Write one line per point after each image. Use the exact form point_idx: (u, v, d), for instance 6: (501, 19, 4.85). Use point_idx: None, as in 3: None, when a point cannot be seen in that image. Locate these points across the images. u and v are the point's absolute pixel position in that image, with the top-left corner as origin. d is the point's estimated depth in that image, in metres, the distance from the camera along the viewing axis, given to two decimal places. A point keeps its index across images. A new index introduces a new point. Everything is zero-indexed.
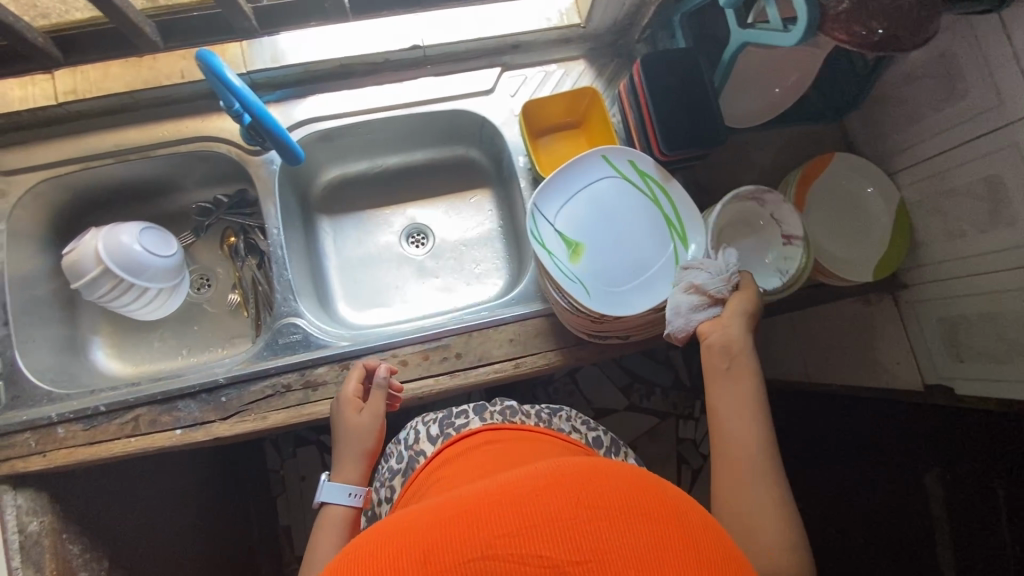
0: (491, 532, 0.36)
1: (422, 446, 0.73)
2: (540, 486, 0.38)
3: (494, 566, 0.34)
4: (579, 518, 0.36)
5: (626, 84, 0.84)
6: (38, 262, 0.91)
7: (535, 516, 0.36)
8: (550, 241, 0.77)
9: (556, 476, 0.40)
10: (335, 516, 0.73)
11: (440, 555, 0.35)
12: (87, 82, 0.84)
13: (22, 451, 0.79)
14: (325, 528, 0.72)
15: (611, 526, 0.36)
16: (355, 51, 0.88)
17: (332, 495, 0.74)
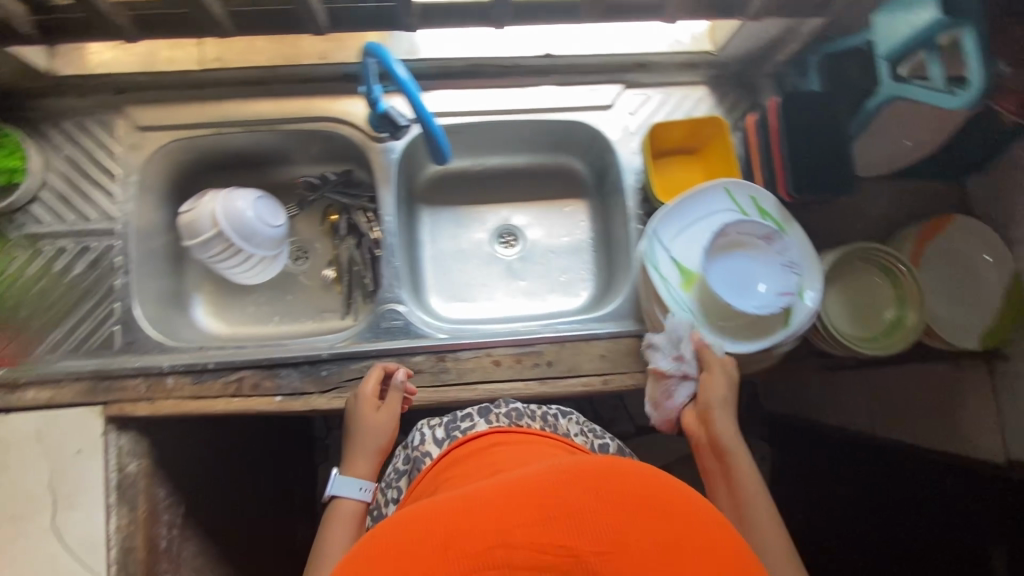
0: (513, 526, 0.40)
1: (428, 446, 0.76)
2: (556, 484, 0.43)
3: (517, 557, 0.39)
4: (592, 512, 0.41)
5: (756, 118, 0.84)
6: (157, 216, 0.95)
7: (549, 510, 0.41)
8: (664, 267, 0.78)
9: (568, 473, 0.44)
10: (347, 511, 0.77)
11: (468, 543, 0.40)
12: (233, 51, 0.87)
13: (133, 395, 0.83)
14: (336, 522, 0.77)
15: (617, 521, 0.40)
16: (489, 52, 0.90)
17: (343, 488, 0.78)
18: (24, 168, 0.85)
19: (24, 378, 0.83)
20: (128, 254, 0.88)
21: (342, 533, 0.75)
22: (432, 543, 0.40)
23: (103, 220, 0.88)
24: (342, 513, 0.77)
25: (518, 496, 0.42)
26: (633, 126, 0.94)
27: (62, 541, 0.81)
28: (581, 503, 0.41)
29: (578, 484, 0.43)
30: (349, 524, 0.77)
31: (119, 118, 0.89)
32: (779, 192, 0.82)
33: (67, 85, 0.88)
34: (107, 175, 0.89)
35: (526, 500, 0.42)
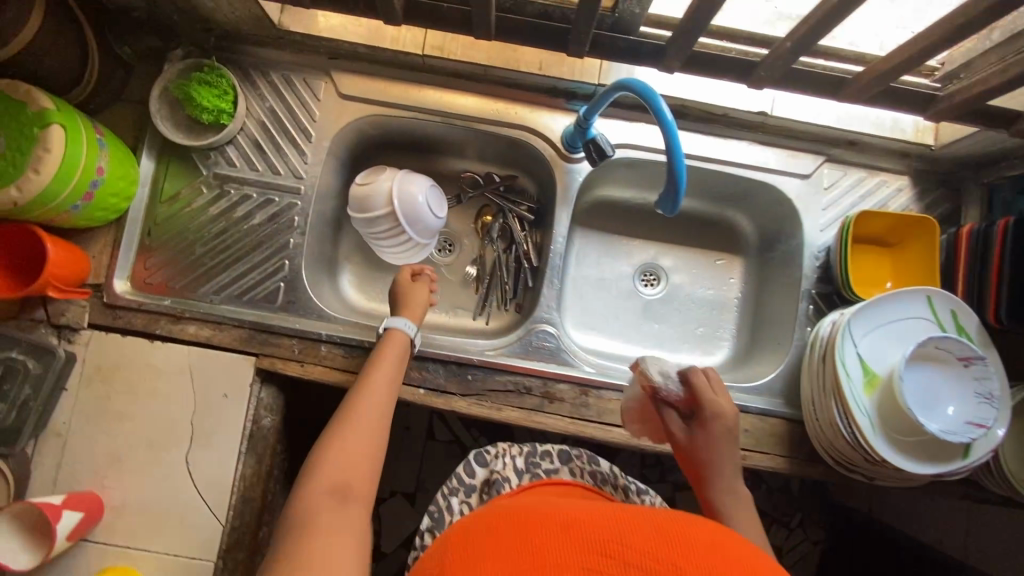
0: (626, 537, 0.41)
1: (508, 472, 0.78)
2: (673, 526, 0.43)
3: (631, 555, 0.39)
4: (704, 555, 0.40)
5: (975, 230, 0.79)
6: (332, 180, 0.96)
7: (662, 539, 0.41)
8: (849, 364, 0.75)
9: (681, 522, 0.44)
10: (397, 340, 0.79)
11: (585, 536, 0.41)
12: (456, 43, 0.87)
13: (285, 353, 0.85)
14: (387, 349, 0.78)
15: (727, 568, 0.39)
16: (703, 97, 0.88)
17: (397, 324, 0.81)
18: (232, 111, 0.87)
19: (188, 313, 0.85)
20: (307, 216, 0.89)
21: (382, 371, 0.74)
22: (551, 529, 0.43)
23: (290, 178, 0.89)
24: (392, 347, 0.78)
25: (626, 521, 0.43)
26: (824, 202, 0.91)
27: (191, 477, 0.83)
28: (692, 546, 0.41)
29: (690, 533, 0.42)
30: (396, 356, 0.77)
31: (325, 80, 0.90)
32: (985, 313, 0.78)
33: (286, 39, 0.88)
34: (303, 134, 0.90)
35: (638, 525, 0.43)
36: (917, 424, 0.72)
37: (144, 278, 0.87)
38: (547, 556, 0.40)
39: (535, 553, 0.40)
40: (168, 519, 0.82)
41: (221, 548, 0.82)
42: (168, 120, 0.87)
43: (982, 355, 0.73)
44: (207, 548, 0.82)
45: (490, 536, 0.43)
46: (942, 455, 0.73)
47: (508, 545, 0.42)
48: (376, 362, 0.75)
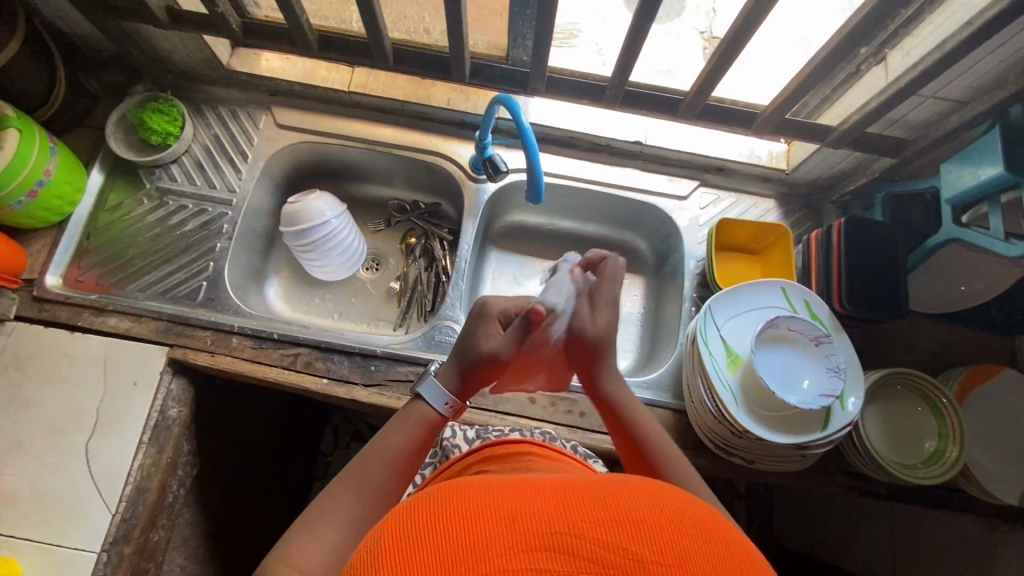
0: (577, 514, 0.36)
1: (458, 440, 0.81)
2: (621, 496, 0.38)
3: (577, 545, 0.34)
4: (655, 525, 0.36)
5: (819, 234, 0.90)
6: (266, 200, 1.07)
7: (617, 515, 0.36)
8: (713, 344, 0.83)
9: (627, 489, 0.39)
10: (419, 414, 0.68)
11: (525, 515, 0.36)
12: (377, 83, 1.02)
13: (198, 345, 0.90)
14: (406, 419, 0.68)
15: (681, 540, 0.35)
16: (588, 128, 1.02)
17: (432, 393, 0.68)
18: (179, 134, 0.99)
19: (111, 306, 0.91)
20: (235, 225, 0.99)
21: (405, 433, 0.66)
22: (496, 514, 0.36)
23: (224, 192, 1.00)
24: (417, 413, 0.68)
25: (576, 492, 0.38)
26: (702, 219, 1.03)
27: (88, 465, 0.84)
28: (645, 519, 0.36)
29: (644, 500, 0.38)
30: (417, 427, 0.67)
31: (265, 113, 1.04)
32: (832, 302, 0.87)
33: (234, 79, 1.03)
34: (241, 156, 1.02)
35: (584, 497, 0.38)
36: (774, 396, 0.78)
37: (76, 276, 0.94)
38: (491, 549, 0.34)
39: (480, 549, 0.34)
40: (59, 507, 0.82)
41: (108, 540, 0.82)
42: (121, 141, 0.99)
43: (831, 336, 0.80)
44: (94, 538, 0.82)
45: (430, 524, 0.36)
46: (805, 430, 0.78)
47: (454, 533, 0.35)
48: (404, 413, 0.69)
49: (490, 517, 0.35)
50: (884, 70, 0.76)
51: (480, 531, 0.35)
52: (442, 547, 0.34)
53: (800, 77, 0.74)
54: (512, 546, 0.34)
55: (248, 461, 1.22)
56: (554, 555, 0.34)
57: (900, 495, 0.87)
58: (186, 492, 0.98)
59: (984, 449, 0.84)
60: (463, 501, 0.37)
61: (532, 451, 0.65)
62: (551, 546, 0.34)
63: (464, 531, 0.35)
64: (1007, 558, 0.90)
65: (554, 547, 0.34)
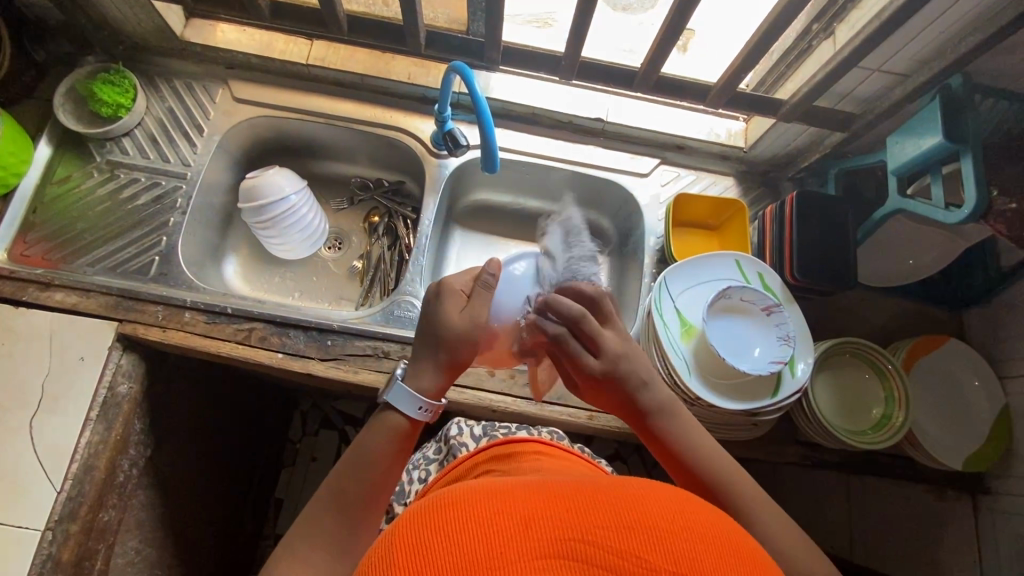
0: (593, 521, 0.36)
1: (465, 438, 0.87)
2: (634, 502, 0.38)
3: (599, 556, 0.34)
4: (667, 533, 0.36)
5: (773, 208, 0.92)
6: (224, 175, 1.05)
7: (630, 521, 0.36)
8: (667, 315, 0.84)
9: (642, 495, 0.39)
10: (392, 426, 0.63)
11: (545, 526, 0.35)
12: (336, 56, 1.01)
13: (148, 319, 0.88)
14: (379, 431, 0.63)
15: (693, 549, 0.35)
16: (549, 105, 1.02)
17: (400, 401, 0.62)
18: (130, 107, 0.97)
19: (57, 281, 0.88)
20: (190, 199, 0.97)
21: (379, 447, 0.62)
22: (513, 522, 0.35)
23: (178, 166, 0.98)
24: (390, 425, 0.63)
25: (587, 495, 0.38)
26: (662, 197, 1.04)
27: (32, 443, 0.82)
28: (659, 525, 0.36)
29: (646, 504, 0.38)
30: (391, 438, 0.62)
31: (222, 87, 1.02)
32: (784, 274, 0.88)
33: (189, 51, 1.01)
34: (196, 129, 1.00)
35: (597, 502, 0.38)
36: (726, 364, 0.79)
37: (22, 251, 0.91)
38: (514, 559, 0.33)
39: (497, 559, 0.33)
40: (1, 486, 0.80)
41: (53, 518, 0.80)
42: (70, 113, 0.97)
43: (781, 305, 0.81)
44: (38, 516, 0.80)
45: (439, 528, 0.35)
46: (756, 397, 0.80)
47: (467, 538, 0.34)
48: (369, 427, 0.63)
49: (504, 525, 0.35)
50: (833, 43, 0.78)
51: (496, 537, 0.34)
52: (455, 552, 0.33)
53: (749, 47, 0.74)
54: (528, 553, 0.33)
55: (209, 444, 1.20)
56: (570, 563, 0.34)
57: (851, 464, 0.89)
58: (139, 472, 0.96)
59: (930, 416, 0.87)
60: (476, 506, 0.36)
61: (539, 450, 0.69)
62: (566, 552, 0.34)
63: (479, 535, 0.34)
64: (954, 524, 0.93)
65: (577, 557, 0.34)
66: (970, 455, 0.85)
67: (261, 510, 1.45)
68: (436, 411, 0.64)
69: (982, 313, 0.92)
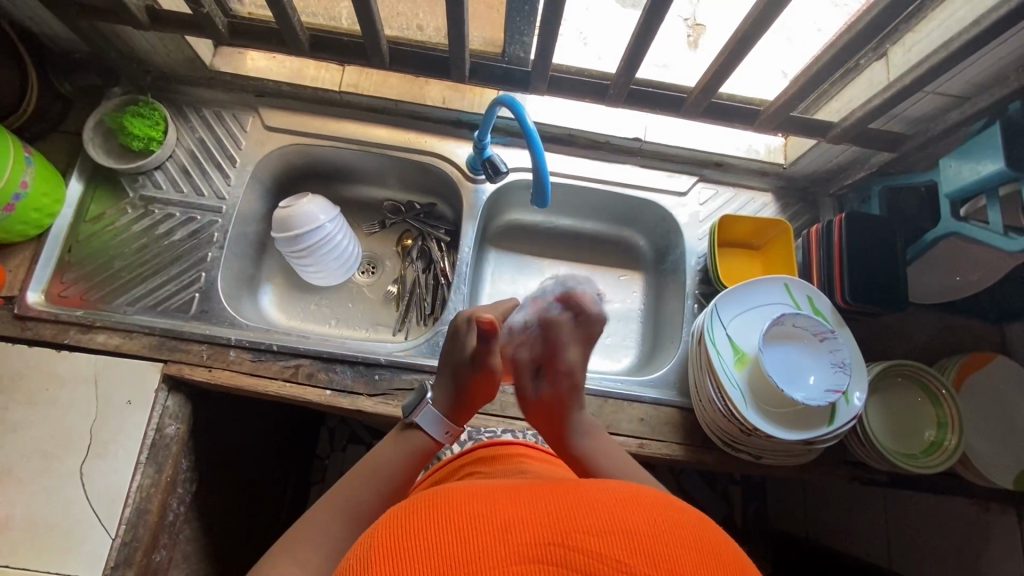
0: (571, 524, 0.38)
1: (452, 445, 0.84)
2: (613, 505, 0.40)
3: (569, 556, 0.37)
4: (644, 536, 0.38)
5: (821, 228, 0.91)
6: (257, 205, 1.03)
7: (607, 525, 0.38)
8: (720, 343, 0.83)
9: (619, 497, 0.42)
10: (412, 440, 0.68)
11: (520, 529, 0.38)
12: (369, 81, 0.99)
13: (194, 359, 0.87)
14: (398, 442, 0.67)
15: (667, 550, 0.38)
16: (586, 125, 1.00)
17: (429, 422, 0.69)
18: (162, 139, 0.95)
19: (99, 323, 0.87)
20: (226, 233, 0.96)
21: (397, 455, 0.66)
22: (491, 525, 0.38)
23: (212, 199, 0.97)
24: (410, 438, 0.68)
25: (568, 500, 0.41)
26: (701, 215, 1.02)
27: (84, 489, 0.81)
28: (635, 529, 0.39)
29: (616, 506, 0.41)
30: (407, 451, 0.67)
31: (252, 115, 1.00)
32: (834, 297, 0.88)
33: (218, 79, 0.99)
34: (228, 160, 0.98)
35: (577, 506, 0.40)
36: (783, 394, 0.79)
37: (59, 292, 0.90)
38: (491, 561, 0.36)
39: (479, 562, 0.36)
40: (57, 533, 0.79)
41: (109, 564, 0.80)
42: (100, 147, 0.94)
43: (835, 331, 0.81)
44: (95, 563, 0.79)
45: (428, 535, 0.38)
46: (812, 426, 0.79)
47: (447, 542, 0.38)
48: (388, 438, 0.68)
49: (483, 530, 0.38)
50: (886, 66, 0.77)
51: (475, 543, 0.37)
52: (441, 558, 0.37)
53: (808, 74, 0.73)
54: (506, 556, 0.36)
55: (246, 472, 1.20)
56: (548, 566, 0.36)
57: (899, 483, 0.89)
58: (186, 508, 0.95)
59: (979, 435, 0.87)
60: (460, 515, 0.39)
61: (523, 452, 0.68)
62: (543, 557, 0.37)
63: (464, 541, 0.37)
64: (1000, 538, 0.93)
65: (549, 558, 0.36)
66: (1022, 471, 0.85)
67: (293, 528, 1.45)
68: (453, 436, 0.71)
69: None
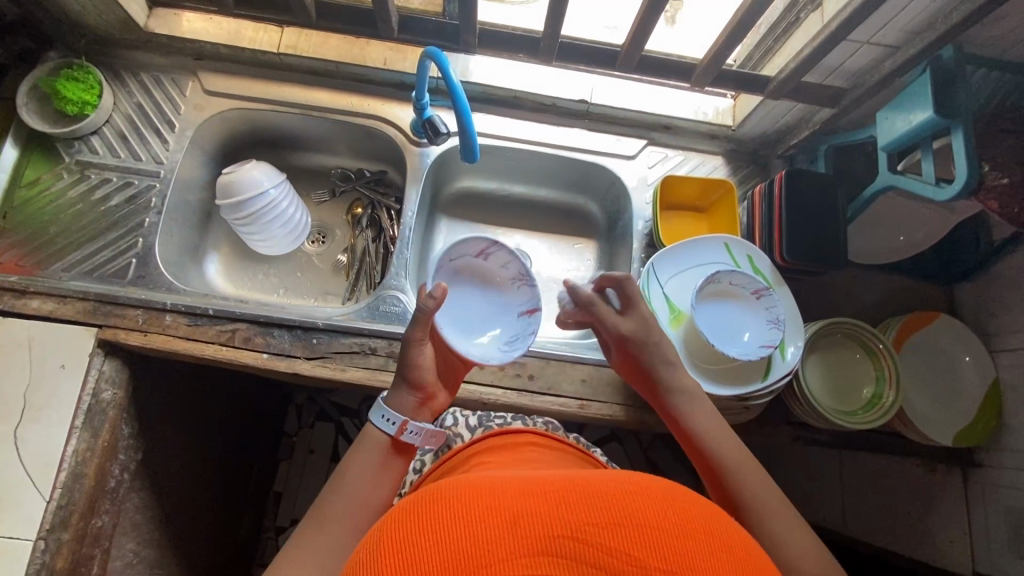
0: (584, 517, 0.36)
1: (460, 428, 0.84)
2: (626, 495, 0.38)
3: (581, 551, 0.35)
4: (656, 528, 0.36)
5: (763, 187, 0.90)
6: (200, 171, 1.02)
7: (622, 517, 0.36)
8: (657, 302, 0.83)
9: (636, 489, 0.39)
10: (373, 441, 0.64)
11: (530, 521, 0.36)
12: (308, 43, 0.97)
13: (129, 324, 0.86)
14: (362, 449, 0.64)
15: (682, 544, 0.35)
16: (531, 87, 0.99)
17: (377, 413, 0.65)
18: (97, 103, 0.93)
19: (33, 288, 0.86)
20: (165, 198, 0.94)
21: (364, 465, 0.62)
22: (497, 518, 0.36)
23: (151, 163, 0.95)
24: (369, 443, 0.64)
25: (582, 490, 0.39)
26: (650, 178, 1.01)
27: (18, 453, 0.81)
28: (649, 521, 0.36)
29: (628, 496, 0.38)
30: (373, 456, 0.63)
31: (191, 79, 0.98)
32: (774, 256, 0.87)
33: (155, 42, 0.97)
34: (167, 125, 0.97)
35: (590, 495, 0.38)
36: (716, 352, 0.79)
37: None
38: (498, 556, 0.34)
39: (484, 557, 0.34)
40: None
41: (44, 527, 0.80)
42: (35, 113, 0.93)
43: (771, 288, 0.80)
44: (29, 526, 0.79)
45: (431, 527, 0.36)
46: (746, 381, 0.79)
47: (453, 536, 0.36)
48: (352, 454, 0.64)
49: (492, 523, 0.36)
50: (820, 15, 0.75)
51: (480, 533, 0.35)
52: (443, 552, 0.35)
53: (734, 24, 0.72)
54: (515, 551, 0.34)
55: (202, 445, 1.19)
56: (556, 561, 0.34)
57: (842, 443, 0.89)
58: (130, 476, 0.95)
59: (920, 394, 0.87)
60: (464, 505, 0.37)
61: (534, 440, 0.69)
62: (552, 551, 0.35)
63: (467, 533, 0.35)
64: (945, 498, 0.93)
65: (558, 552, 0.35)
66: (961, 429, 0.85)
67: (260, 503, 1.45)
68: (405, 426, 0.64)
69: (973, 288, 0.91)
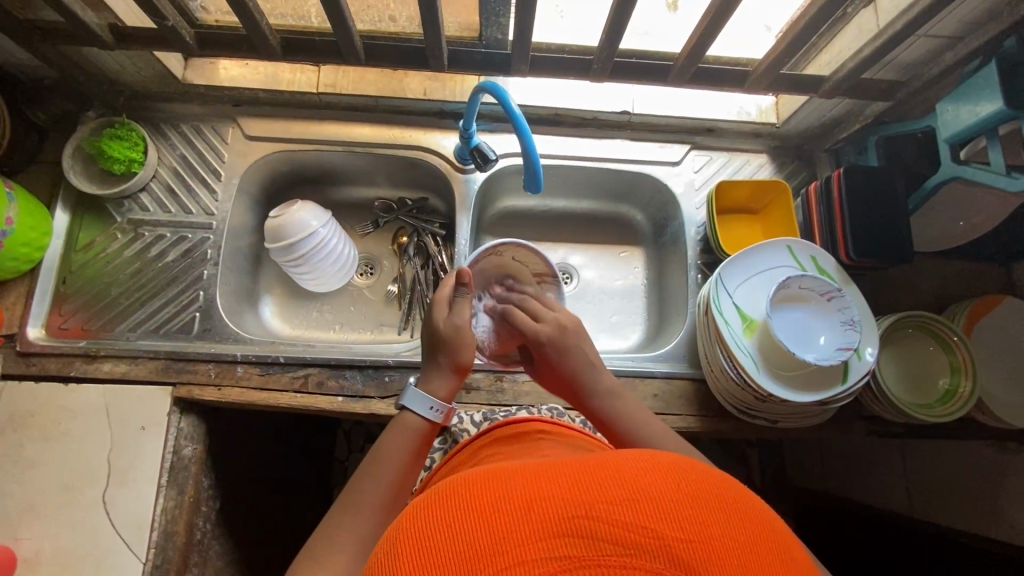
0: (595, 495, 0.31)
1: (467, 425, 0.82)
2: (640, 470, 0.33)
3: (595, 531, 0.30)
4: (678, 501, 0.31)
5: (818, 184, 0.90)
6: (248, 217, 1.02)
7: (638, 491, 0.32)
8: (728, 312, 0.83)
9: (651, 460, 0.34)
10: (409, 427, 0.66)
11: (542, 505, 0.31)
12: (345, 78, 0.97)
13: (202, 379, 0.86)
14: (398, 434, 0.65)
15: (706, 517, 0.31)
16: (571, 103, 0.98)
17: (415, 401, 0.66)
18: (142, 160, 0.93)
19: (103, 351, 0.86)
20: (219, 248, 0.95)
21: (400, 449, 0.63)
22: (505, 504, 0.31)
23: (202, 216, 0.95)
24: (410, 425, 0.66)
25: (596, 465, 0.34)
26: (697, 183, 1.01)
27: (108, 516, 0.81)
28: (665, 495, 0.32)
29: (645, 470, 0.33)
30: (410, 441, 0.65)
31: (231, 126, 0.98)
32: (839, 254, 0.87)
33: (192, 93, 0.97)
34: (213, 175, 0.97)
35: (602, 472, 0.33)
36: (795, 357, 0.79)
37: (59, 324, 0.89)
38: (508, 545, 0.30)
39: (500, 546, 0.30)
40: (85, 564, 0.79)
41: None
42: (81, 174, 0.93)
43: (841, 289, 0.80)
44: None
45: (440, 519, 0.32)
46: (826, 384, 0.79)
47: (464, 529, 0.31)
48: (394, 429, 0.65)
49: (503, 510, 0.31)
50: (873, 13, 0.75)
51: (494, 525, 0.31)
52: (456, 544, 0.30)
53: (793, 31, 0.71)
54: (526, 538, 0.30)
55: (266, 482, 1.20)
56: (576, 543, 0.30)
57: (916, 433, 0.89)
58: (212, 526, 0.96)
59: (993, 378, 0.87)
60: (476, 493, 0.33)
61: (544, 429, 0.65)
62: (569, 531, 0.30)
63: (477, 525, 0.31)
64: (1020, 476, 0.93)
65: (572, 533, 0.30)
66: None
67: None
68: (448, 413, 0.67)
69: None
